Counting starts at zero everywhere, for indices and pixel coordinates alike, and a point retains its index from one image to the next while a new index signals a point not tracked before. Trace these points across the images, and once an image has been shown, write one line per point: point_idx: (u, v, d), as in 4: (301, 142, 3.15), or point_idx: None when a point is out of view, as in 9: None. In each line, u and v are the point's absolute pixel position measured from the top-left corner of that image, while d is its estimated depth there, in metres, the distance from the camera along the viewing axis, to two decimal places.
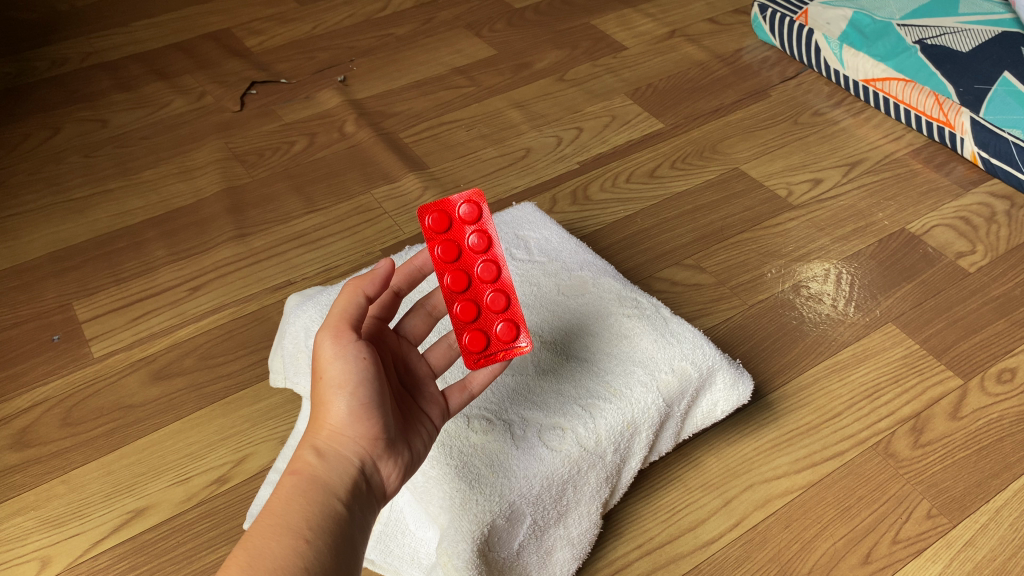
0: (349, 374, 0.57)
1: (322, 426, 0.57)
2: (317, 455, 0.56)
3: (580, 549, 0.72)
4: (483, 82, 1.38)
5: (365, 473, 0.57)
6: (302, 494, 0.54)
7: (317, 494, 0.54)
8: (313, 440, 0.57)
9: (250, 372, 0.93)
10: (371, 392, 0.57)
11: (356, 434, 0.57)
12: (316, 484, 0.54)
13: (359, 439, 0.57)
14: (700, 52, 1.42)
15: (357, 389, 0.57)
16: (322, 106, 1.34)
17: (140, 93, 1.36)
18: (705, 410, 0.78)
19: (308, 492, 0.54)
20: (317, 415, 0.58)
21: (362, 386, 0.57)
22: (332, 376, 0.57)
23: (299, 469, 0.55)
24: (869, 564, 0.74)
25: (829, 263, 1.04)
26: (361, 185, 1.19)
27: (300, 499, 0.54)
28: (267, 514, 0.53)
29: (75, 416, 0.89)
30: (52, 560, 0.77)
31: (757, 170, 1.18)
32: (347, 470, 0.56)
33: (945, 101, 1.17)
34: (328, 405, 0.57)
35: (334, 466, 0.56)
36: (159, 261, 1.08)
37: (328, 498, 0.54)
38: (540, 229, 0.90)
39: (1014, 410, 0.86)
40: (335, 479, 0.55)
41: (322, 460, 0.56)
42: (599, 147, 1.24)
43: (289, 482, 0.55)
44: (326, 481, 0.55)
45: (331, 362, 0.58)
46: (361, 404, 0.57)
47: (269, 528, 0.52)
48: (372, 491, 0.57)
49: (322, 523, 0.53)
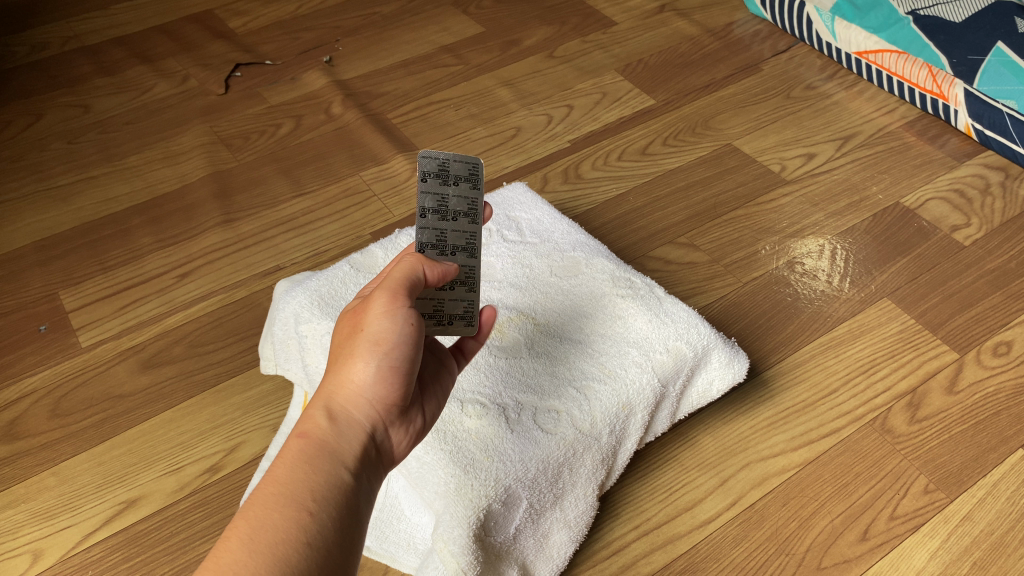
0: (391, 333, 0.53)
1: (344, 382, 0.53)
2: (332, 416, 0.53)
3: (577, 532, 0.71)
4: (471, 61, 1.36)
5: (374, 441, 0.54)
6: (312, 460, 0.50)
7: (324, 460, 0.51)
8: (329, 398, 0.53)
9: (240, 360, 0.92)
10: (405, 357, 0.54)
11: (375, 398, 0.54)
12: (327, 450, 0.51)
13: (377, 403, 0.54)
14: (691, 26, 1.41)
15: (394, 351, 0.53)
16: (308, 87, 1.32)
17: (123, 78, 1.34)
18: (701, 389, 0.77)
19: (320, 459, 0.50)
20: (340, 368, 0.54)
21: (400, 349, 0.54)
22: (374, 333, 0.53)
23: (307, 431, 0.52)
24: (867, 541, 0.74)
25: (824, 238, 1.03)
26: (349, 167, 1.17)
27: (308, 464, 0.50)
28: (268, 480, 0.49)
29: (64, 407, 0.88)
30: (44, 553, 0.76)
31: (750, 146, 1.17)
32: (358, 437, 0.53)
33: (939, 72, 1.15)
34: (360, 363, 0.53)
35: (347, 432, 0.52)
36: (146, 248, 1.06)
37: (334, 467, 0.51)
38: (532, 209, 0.88)
39: (1011, 383, 0.86)
40: (344, 446, 0.52)
41: (334, 423, 0.52)
42: (590, 125, 1.22)
43: (298, 443, 0.51)
44: (338, 448, 0.51)
45: (378, 317, 0.54)
46: (392, 370, 0.54)
47: (271, 497, 0.48)
48: (380, 459, 0.55)
49: (329, 492, 0.49)
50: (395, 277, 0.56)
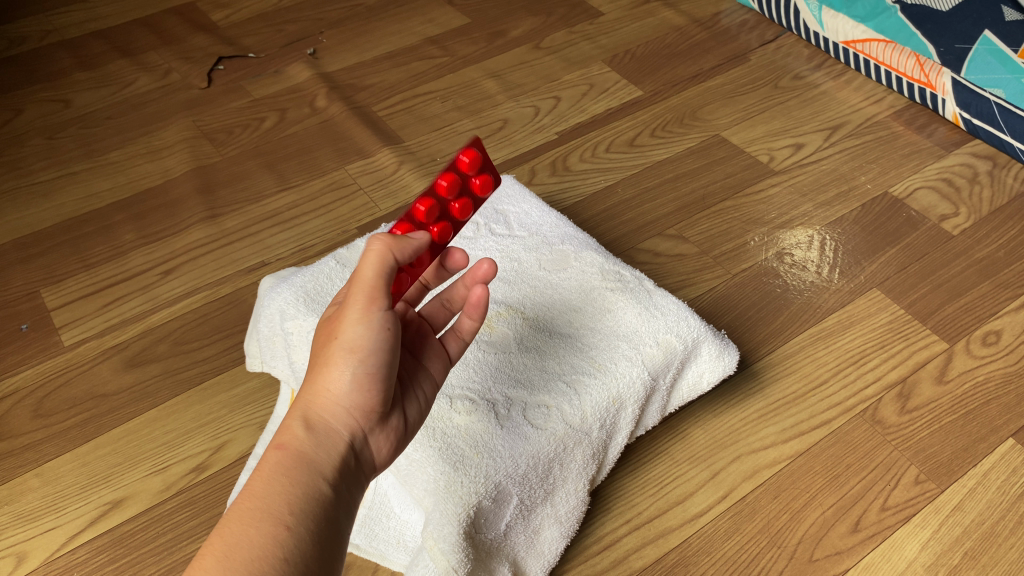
0: (366, 342, 0.52)
1: (322, 392, 0.52)
2: (311, 425, 0.52)
3: (568, 527, 0.70)
4: (457, 52, 1.35)
5: (355, 447, 0.53)
6: (290, 473, 0.49)
7: (302, 472, 0.50)
8: (307, 407, 0.53)
9: (226, 357, 0.91)
10: (382, 363, 0.52)
11: (354, 405, 0.52)
12: (305, 460, 0.50)
13: (356, 411, 0.53)
14: (678, 16, 1.40)
15: (368, 359, 0.52)
16: (292, 80, 1.30)
17: (103, 72, 1.32)
18: (691, 381, 0.77)
19: (298, 472, 0.50)
20: (319, 374, 0.53)
21: (376, 355, 0.52)
22: (351, 341, 0.52)
23: (286, 442, 0.51)
24: (859, 532, 0.74)
25: (813, 229, 1.02)
26: (334, 161, 1.16)
27: (284, 478, 0.49)
28: (245, 496, 0.49)
29: (47, 407, 0.87)
30: (28, 556, 0.75)
31: (738, 137, 1.16)
32: (338, 445, 0.52)
33: (925, 61, 1.15)
34: (339, 372, 0.52)
35: (325, 441, 0.51)
36: (129, 244, 1.05)
37: (312, 478, 0.50)
38: (520, 202, 0.87)
39: (1000, 372, 0.86)
40: (322, 456, 0.51)
41: (313, 433, 0.52)
42: (578, 116, 1.21)
43: (276, 455, 0.50)
44: (315, 458, 0.51)
45: (352, 324, 0.52)
46: (369, 378, 0.52)
47: (247, 512, 0.48)
48: (363, 464, 0.54)
49: (307, 506, 0.48)
50: (367, 274, 0.53)
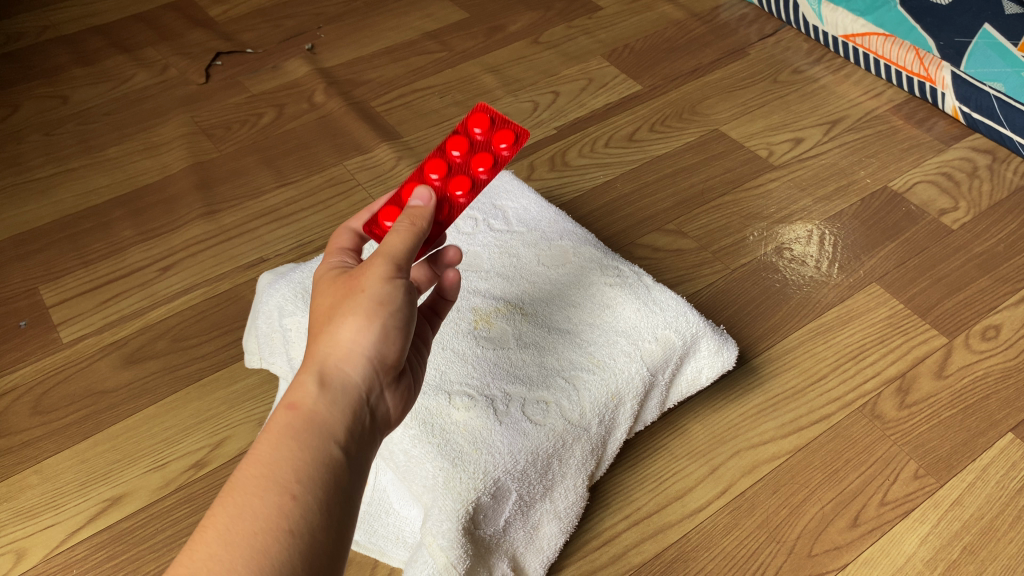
0: (391, 299, 0.53)
1: (337, 350, 0.52)
2: (324, 385, 0.51)
3: (567, 523, 0.70)
4: (455, 47, 1.34)
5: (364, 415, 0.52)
6: (303, 434, 0.48)
7: (315, 435, 0.48)
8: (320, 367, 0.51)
9: (225, 354, 0.91)
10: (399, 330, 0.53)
11: (373, 356, 0.52)
12: (318, 423, 0.49)
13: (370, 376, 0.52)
14: (677, 10, 1.40)
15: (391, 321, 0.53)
16: (290, 75, 1.30)
17: (101, 68, 1.32)
18: (690, 376, 0.77)
19: (316, 427, 0.48)
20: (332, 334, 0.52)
21: (395, 317, 0.53)
22: (375, 297, 0.53)
23: (298, 401, 0.49)
24: (858, 527, 0.74)
25: (812, 224, 1.02)
26: (333, 156, 1.16)
27: (297, 438, 0.48)
28: (255, 453, 0.46)
29: (46, 404, 0.87)
30: (27, 553, 0.75)
31: (737, 131, 1.16)
32: (350, 408, 0.51)
33: (925, 55, 1.14)
34: (362, 332, 0.52)
35: (341, 399, 0.50)
36: (127, 241, 1.05)
37: (324, 441, 0.48)
38: (518, 198, 0.87)
39: (999, 366, 0.86)
40: (335, 420, 0.49)
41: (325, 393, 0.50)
42: (577, 111, 1.21)
43: (288, 413, 0.48)
44: (329, 420, 0.49)
45: (377, 282, 0.53)
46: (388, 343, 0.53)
47: (255, 477, 0.45)
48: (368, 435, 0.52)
49: (320, 469, 0.47)
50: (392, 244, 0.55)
